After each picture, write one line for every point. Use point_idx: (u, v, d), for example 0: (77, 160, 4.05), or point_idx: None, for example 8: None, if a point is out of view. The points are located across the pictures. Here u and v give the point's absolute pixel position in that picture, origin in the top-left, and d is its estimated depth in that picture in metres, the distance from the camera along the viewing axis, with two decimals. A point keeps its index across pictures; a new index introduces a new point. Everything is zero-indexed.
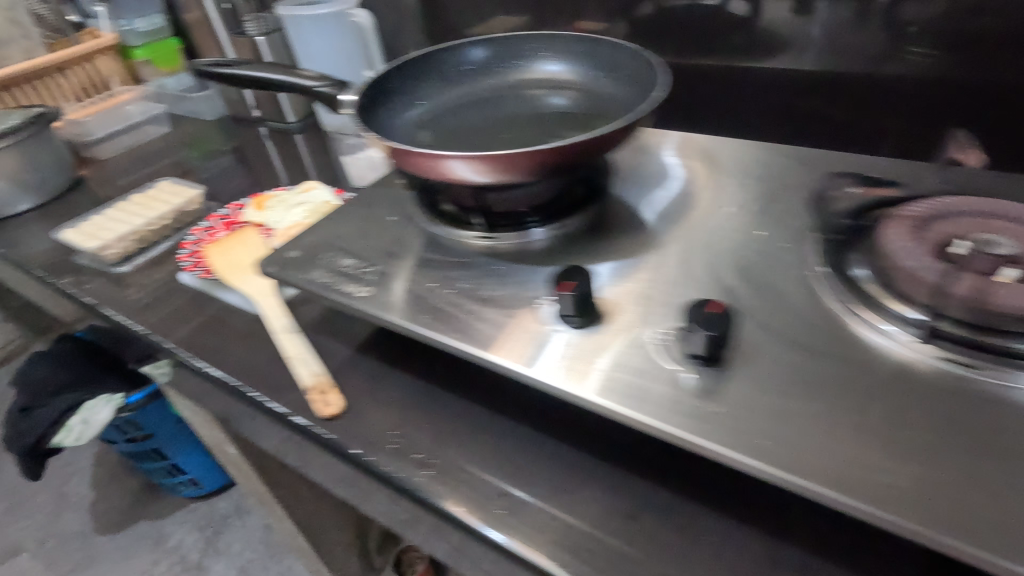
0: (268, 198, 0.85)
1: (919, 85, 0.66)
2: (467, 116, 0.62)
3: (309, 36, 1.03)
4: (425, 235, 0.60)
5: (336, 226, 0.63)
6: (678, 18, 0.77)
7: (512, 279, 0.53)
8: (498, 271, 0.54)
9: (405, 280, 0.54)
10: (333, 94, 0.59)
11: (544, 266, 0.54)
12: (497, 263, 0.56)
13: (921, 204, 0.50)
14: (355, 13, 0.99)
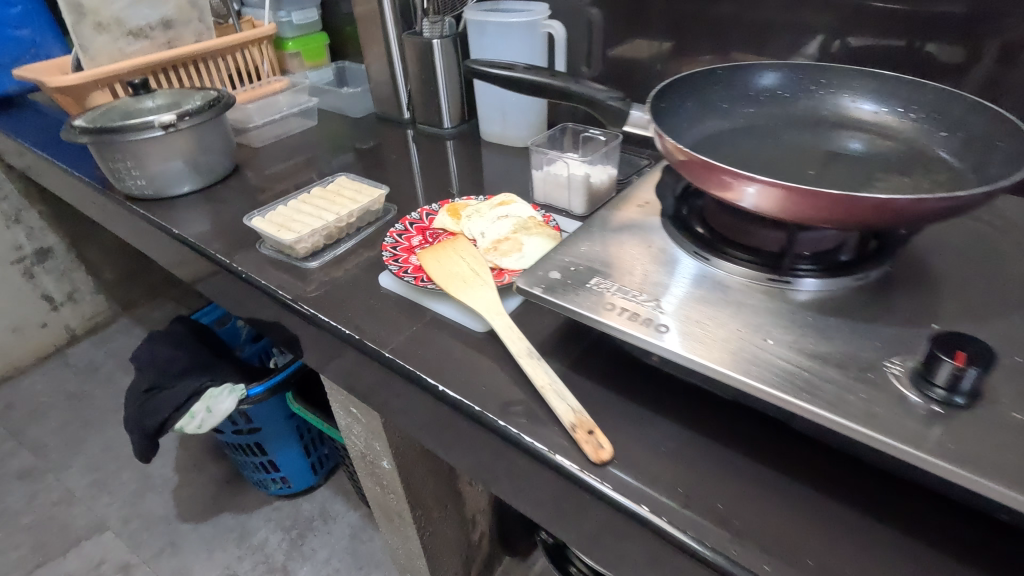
0: (462, 207, 0.81)
1: None
2: (756, 138, 0.60)
3: (493, 43, 1.00)
4: (698, 270, 0.55)
5: (592, 246, 0.59)
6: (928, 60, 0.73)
7: (832, 332, 0.47)
8: (812, 321, 0.48)
9: (703, 320, 0.49)
10: (624, 108, 0.69)
11: (861, 320, 0.48)
12: (802, 311, 0.50)
13: None
14: (548, 24, 0.96)
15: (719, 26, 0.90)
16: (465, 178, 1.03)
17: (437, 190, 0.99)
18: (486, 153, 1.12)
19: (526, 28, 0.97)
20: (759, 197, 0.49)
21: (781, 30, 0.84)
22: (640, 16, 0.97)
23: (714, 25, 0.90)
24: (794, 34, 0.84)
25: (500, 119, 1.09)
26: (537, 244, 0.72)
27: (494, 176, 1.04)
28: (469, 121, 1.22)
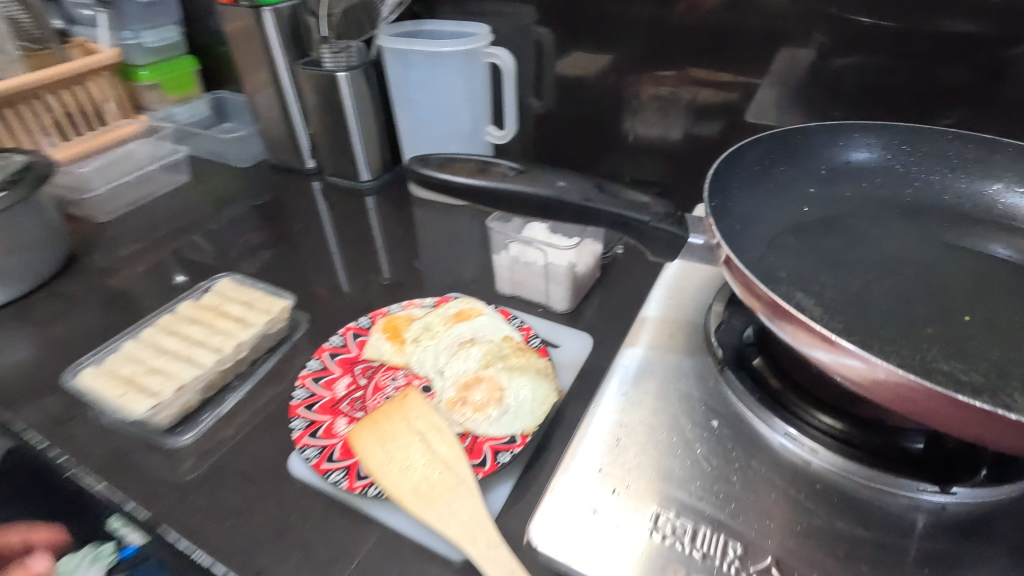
0: (405, 323, 0.58)
1: None
2: (863, 232, 0.50)
3: (423, 78, 0.77)
4: (787, 475, 0.39)
5: (628, 425, 0.42)
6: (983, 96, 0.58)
7: None
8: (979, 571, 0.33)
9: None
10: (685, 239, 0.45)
11: None
12: (953, 546, 0.35)
13: None
14: (491, 52, 0.73)
15: (709, 45, 0.68)
16: (397, 255, 0.78)
17: (360, 278, 0.74)
18: (420, 213, 0.88)
19: (464, 57, 0.74)
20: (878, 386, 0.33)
21: (791, 49, 0.64)
22: (603, 36, 0.73)
23: (708, 49, 0.68)
24: (800, 52, 0.64)
25: None
26: (523, 387, 0.50)
27: (434, 249, 0.80)
28: (393, 168, 0.96)
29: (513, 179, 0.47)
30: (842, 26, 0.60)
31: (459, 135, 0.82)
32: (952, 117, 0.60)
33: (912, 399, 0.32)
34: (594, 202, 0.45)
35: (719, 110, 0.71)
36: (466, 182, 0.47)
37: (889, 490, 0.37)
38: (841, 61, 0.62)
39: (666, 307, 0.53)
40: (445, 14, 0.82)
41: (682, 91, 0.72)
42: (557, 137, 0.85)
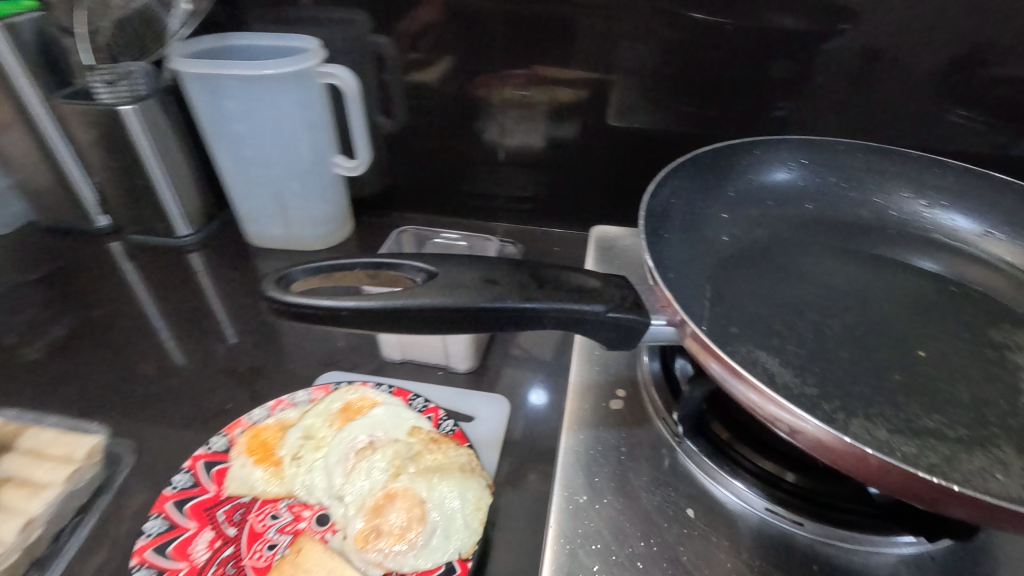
0: (277, 433, 0.45)
1: None
2: (800, 267, 0.39)
3: (239, 107, 0.62)
4: (781, 558, 0.32)
5: (589, 537, 0.32)
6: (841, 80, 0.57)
7: None
8: None
9: None
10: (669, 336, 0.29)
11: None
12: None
13: None
14: (326, 71, 0.61)
15: (555, 44, 0.61)
16: (243, 329, 0.63)
17: (197, 372, 0.57)
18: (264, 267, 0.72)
19: (290, 78, 0.60)
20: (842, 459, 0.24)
21: (637, 45, 0.59)
22: (454, 44, 0.63)
23: (556, 49, 0.61)
24: (643, 48, 0.59)
25: (277, 214, 0.69)
26: (449, 495, 0.40)
27: (290, 314, 0.65)
28: (218, 215, 0.78)
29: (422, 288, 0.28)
30: (682, 21, 0.57)
31: (299, 171, 0.66)
32: (783, 107, 0.60)
33: (876, 475, 0.24)
34: (541, 303, 0.28)
35: (576, 110, 0.66)
36: (349, 302, 0.28)
37: (859, 546, 0.32)
38: (690, 57, 0.59)
39: (592, 366, 0.43)
40: (256, 23, 0.67)
41: (533, 95, 0.65)
42: (417, 159, 0.74)
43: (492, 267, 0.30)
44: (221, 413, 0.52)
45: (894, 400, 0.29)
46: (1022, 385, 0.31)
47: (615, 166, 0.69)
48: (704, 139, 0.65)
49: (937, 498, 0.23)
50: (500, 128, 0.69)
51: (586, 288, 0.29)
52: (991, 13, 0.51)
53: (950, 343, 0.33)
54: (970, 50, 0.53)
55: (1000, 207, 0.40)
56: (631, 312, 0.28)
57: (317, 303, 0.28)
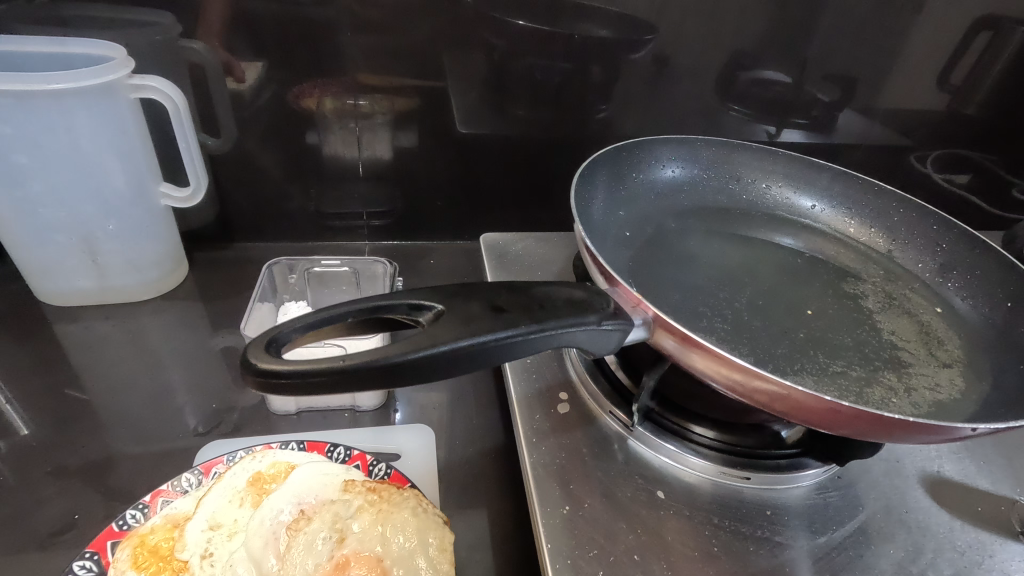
0: (171, 534, 0.36)
1: (875, 135, 0.70)
2: (693, 251, 0.44)
3: (19, 132, 0.48)
4: (732, 513, 0.35)
5: (576, 546, 0.32)
6: (656, 84, 0.63)
7: (918, 535, 0.36)
8: (894, 529, 0.36)
9: None
10: (645, 332, 0.30)
11: (912, 494, 0.38)
12: (866, 509, 0.37)
13: (957, 164, 0.74)
14: (137, 86, 0.50)
15: (377, 52, 0.58)
16: (63, 416, 0.49)
17: (11, 483, 0.44)
18: (73, 332, 0.57)
19: (88, 93, 0.49)
20: (796, 406, 0.28)
21: (465, 51, 0.59)
22: (270, 50, 0.56)
23: (384, 55, 0.59)
24: (470, 56, 0.60)
25: (88, 266, 0.56)
26: (408, 545, 0.36)
27: (126, 384, 0.52)
28: None
29: (432, 329, 0.25)
30: (507, 29, 0.59)
31: (113, 207, 0.54)
32: (604, 110, 0.65)
33: (828, 418, 0.28)
34: (553, 325, 0.26)
35: (410, 117, 0.63)
36: (366, 359, 0.24)
37: (785, 486, 0.37)
38: (521, 62, 0.61)
39: (527, 376, 0.43)
40: (15, 27, 0.52)
41: (364, 104, 0.61)
42: (256, 179, 0.65)
43: (487, 292, 0.27)
44: (67, 528, 0.41)
45: (807, 354, 0.35)
46: (872, 326, 0.38)
47: (466, 173, 0.68)
48: (540, 142, 0.67)
49: (872, 427, 0.27)
50: (341, 140, 0.63)
51: (576, 300, 0.28)
52: (754, 28, 0.61)
53: (820, 299, 0.40)
54: (740, 55, 0.62)
55: (820, 183, 0.50)
56: (619, 318, 0.28)
57: (325, 367, 0.23)
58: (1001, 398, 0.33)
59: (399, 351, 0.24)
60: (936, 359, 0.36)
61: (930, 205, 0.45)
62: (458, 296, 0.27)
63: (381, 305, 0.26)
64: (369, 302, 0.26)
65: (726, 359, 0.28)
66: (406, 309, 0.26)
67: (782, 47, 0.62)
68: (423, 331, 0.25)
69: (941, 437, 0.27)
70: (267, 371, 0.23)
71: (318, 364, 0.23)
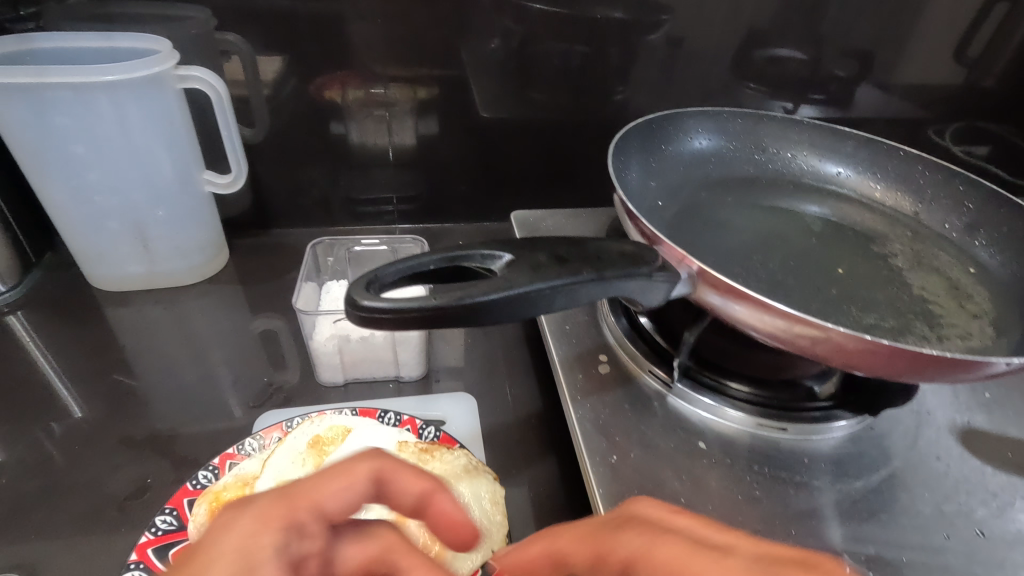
0: (242, 491, 0.39)
1: (893, 110, 0.71)
2: (723, 218, 0.45)
3: (77, 123, 0.51)
4: (772, 461, 0.37)
5: (626, 491, 0.35)
6: (674, 65, 0.65)
7: (953, 479, 0.37)
8: (928, 473, 0.37)
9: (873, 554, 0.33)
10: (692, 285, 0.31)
11: (943, 442, 0.39)
12: (901, 456, 0.38)
13: (978, 137, 0.75)
14: (183, 77, 0.53)
15: (402, 41, 0.60)
16: (119, 395, 0.52)
17: (85, 453, 0.47)
18: (126, 316, 0.60)
19: (137, 84, 0.51)
20: (836, 349, 0.29)
21: (485, 38, 0.61)
22: (299, 42, 0.59)
23: (409, 44, 0.61)
24: (489, 44, 0.61)
25: (139, 252, 0.59)
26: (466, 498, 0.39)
27: (180, 363, 0.55)
28: (39, 263, 0.63)
29: (505, 276, 0.27)
30: (526, 14, 0.60)
31: (161, 194, 0.57)
32: (621, 91, 0.67)
33: (867, 359, 0.29)
34: (610, 274, 0.28)
35: (433, 105, 0.65)
36: (452, 298, 0.26)
37: (817, 437, 0.39)
38: (539, 48, 0.62)
39: (565, 340, 0.45)
40: (62, 27, 0.55)
41: (390, 92, 0.63)
42: (290, 167, 0.67)
43: (545, 246, 0.29)
44: (139, 492, 0.44)
45: (841, 309, 0.36)
46: (903, 282, 0.40)
47: (490, 158, 0.70)
48: (561, 125, 0.69)
49: (909, 365, 0.29)
50: (368, 128, 0.65)
51: (627, 253, 0.30)
52: (770, 6, 0.62)
53: (851, 259, 0.42)
54: (757, 34, 0.64)
55: (845, 151, 0.51)
56: (667, 271, 0.30)
57: (414, 304, 0.25)
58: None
59: (478, 292, 0.26)
60: (966, 311, 0.38)
61: (955, 166, 0.46)
62: (519, 249, 0.29)
63: (456, 256, 0.29)
64: (444, 255, 0.28)
65: (770, 307, 0.29)
66: (481, 260, 0.29)
67: (795, 24, 0.63)
68: (501, 277, 0.27)
69: (977, 372, 0.29)
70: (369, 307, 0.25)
71: (409, 300, 0.25)
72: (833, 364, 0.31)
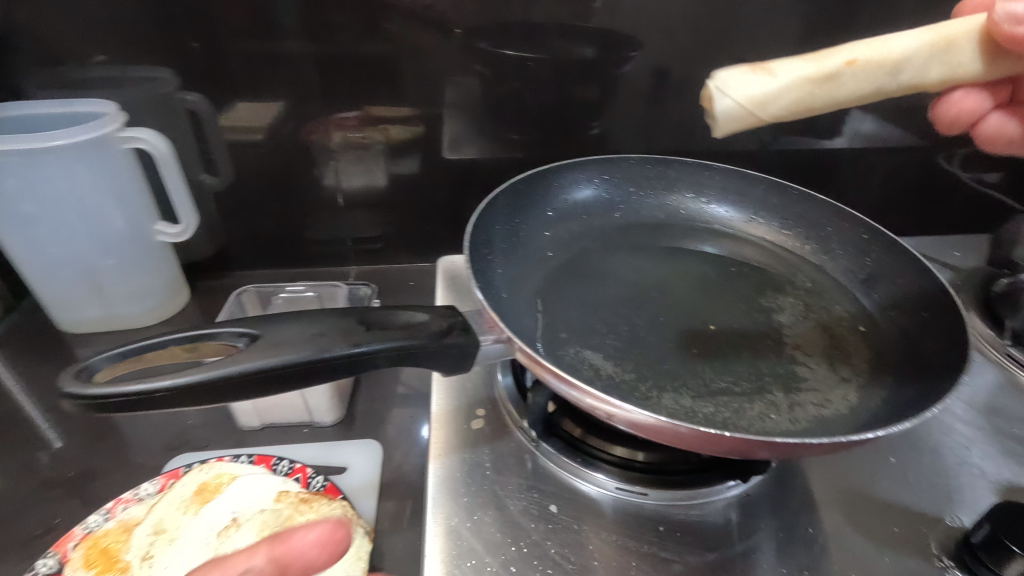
0: (121, 537, 0.41)
1: (891, 136, 0.67)
2: (612, 268, 0.50)
3: (25, 185, 0.56)
4: (630, 528, 0.36)
5: (465, 552, 0.34)
6: (651, 98, 0.63)
7: (821, 555, 0.36)
8: (795, 550, 0.36)
9: None
10: (472, 348, 0.34)
11: (822, 513, 0.39)
12: (770, 526, 0.37)
13: (989, 162, 0.70)
14: (130, 137, 0.57)
15: (375, 86, 0.61)
16: (66, 435, 0.54)
17: (12, 491, 0.49)
18: (84, 356, 0.63)
19: (84, 147, 0.56)
20: (635, 424, 0.31)
21: (464, 78, 0.61)
22: (276, 89, 0.61)
23: (384, 89, 0.61)
24: (466, 82, 0.62)
25: (94, 297, 0.63)
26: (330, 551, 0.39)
27: None
28: (17, 306, 0.68)
29: (261, 349, 0.32)
30: (495, 58, 0.60)
31: (111, 245, 0.61)
32: (596, 126, 0.65)
33: (664, 436, 0.31)
34: (377, 345, 0.32)
35: (410, 146, 0.66)
36: (200, 377, 0.30)
37: (705, 500, 0.38)
38: (509, 88, 0.62)
39: (452, 392, 0.45)
40: (36, 89, 0.59)
41: (367, 135, 0.64)
42: (252, 214, 0.70)
43: (323, 320, 0.34)
44: (49, 531, 0.46)
45: (693, 368, 0.39)
46: (779, 337, 0.43)
47: (459, 199, 0.71)
48: (532, 162, 0.69)
49: (701, 443, 0.30)
50: (343, 168, 0.67)
51: (414, 323, 0.34)
52: (753, 32, 0.59)
53: (726, 314, 0.45)
54: (741, 62, 0.61)
55: (757, 195, 0.56)
56: (469, 333, 0.35)
57: (154, 388, 0.30)
58: (884, 414, 0.36)
59: (231, 371, 0.30)
60: (838, 375, 0.40)
61: (859, 216, 0.51)
62: (308, 320, 0.34)
63: (201, 334, 0.34)
64: (191, 334, 0.33)
65: (571, 383, 0.31)
66: (231, 337, 0.33)
67: (779, 50, 0.61)
68: (235, 356, 0.31)
69: (776, 451, 0.30)
70: (104, 401, 0.30)
71: (149, 385, 0.30)
72: (636, 434, 0.32)
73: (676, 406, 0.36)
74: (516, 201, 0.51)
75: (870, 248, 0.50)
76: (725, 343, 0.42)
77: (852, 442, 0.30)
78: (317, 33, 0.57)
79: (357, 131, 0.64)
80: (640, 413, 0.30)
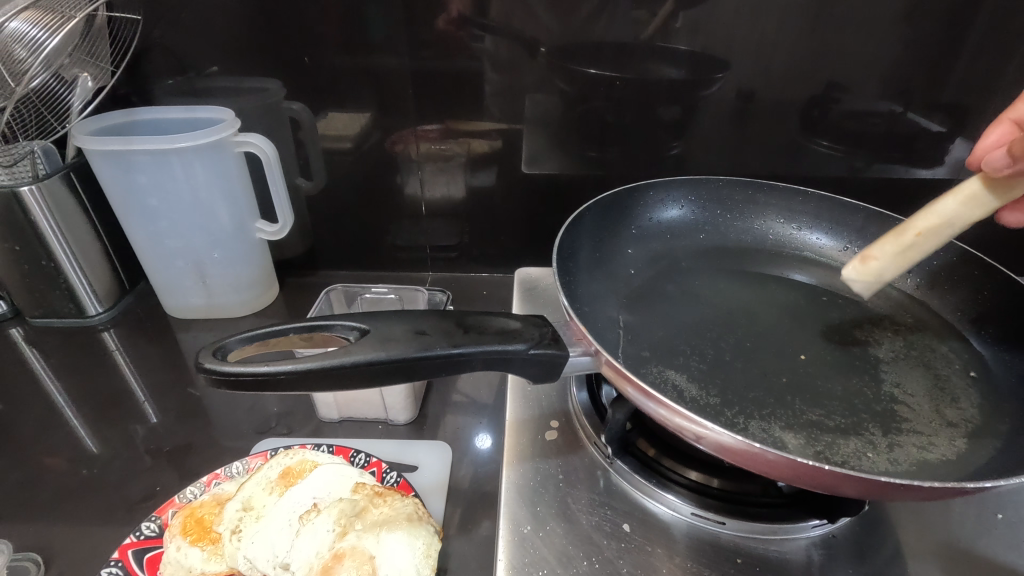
0: (214, 509, 0.44)
1: None
2: (696, 289, 0.49)
3: (153, 181, 0.62)
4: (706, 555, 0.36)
5: (537, 560, 0.35)
6: (736, 121, 0.62)
7: None
8: None
9: None
10: (562, 358, 0.35)
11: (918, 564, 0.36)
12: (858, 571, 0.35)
13: None
14: (243, 142, 0.62)
15: (461, 101, 0.64)
16: (168, 410, 0.59)
17: (121, 457, 0.54)
18: (185, 340, 0.69)
19: (204, 150, 0.61)
20: (722, 448, 0.30)
21: (546, 95, 0.63)
22: (369, 102, 0.64)
23: (469, 104, 0.64)
24: (549, 98, 0.63)
25: (199, 287, 0.69)
26: (403, 544, 0.40)
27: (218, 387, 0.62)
28: (132, 290, 0.75)
29: (365, 345, 0.33)
30: (578, 77, 0.61)
31: (218, 240, 0.66)
32: (677, 147, 0.65)
33: (752, 461, 0.30)
34: (471, 349, 0.34)
35: (491, 160, 0.68)
36: (311, 366, 0.32)
37: (786, 536, 0.36)
38: (591, 106, 0.63)
39: (525, 402, 0.46)
40: (165, 97, 0.66)
41: (449, 147, 0.67)
42: (339, 218, 0.74)
43: (421, 321, 0.35)
44: (150, 497, 0.50)
45: (781, 398, 0.38)
46: (875, 374, 0.41)
47: (534, 213, 0.72)
48: (609, 179, 0.69)
49: (794, 474, 0.29)
50: (425, 178, 0.70)
51: (507, 330, 0.35)
52: (848, 56, 0.57)
53: (817, 346, 0.43)
54: (833, 86, 0.59)
55: (852, 224, 0.54)
56: (558, 344, 0.35)
57: (269, 372, 0.32)
58: (997, 465, 0.34)
59: (338, 362, 0.32)
60: (942, 418, 0.38)
61: (971, 251, 0.48)
62: (403, 319, 0.35)
63: (317, 324, 0.36)
64: (307, 323, 0.36)
65: (660, 400, 0.31)
66: (344, 331, 0.36)
67: (877, 75, 0.58)
68: (344, 350, 0.33)
69: (874, 491, 0.28)
70: (230, 379, 0.32)
71: (266, 369, 0.32)
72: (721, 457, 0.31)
73: (764, 435, 0.35)
74: (601, 218, 0.52)
75: (981, 287, 0.47)
76: (817, 374, 0.40)
77: (965, 489, 0.28)
78: (410, 50, 0.60)
79: (443, 144, 0.67)
80: (730, 436, 0.29)
